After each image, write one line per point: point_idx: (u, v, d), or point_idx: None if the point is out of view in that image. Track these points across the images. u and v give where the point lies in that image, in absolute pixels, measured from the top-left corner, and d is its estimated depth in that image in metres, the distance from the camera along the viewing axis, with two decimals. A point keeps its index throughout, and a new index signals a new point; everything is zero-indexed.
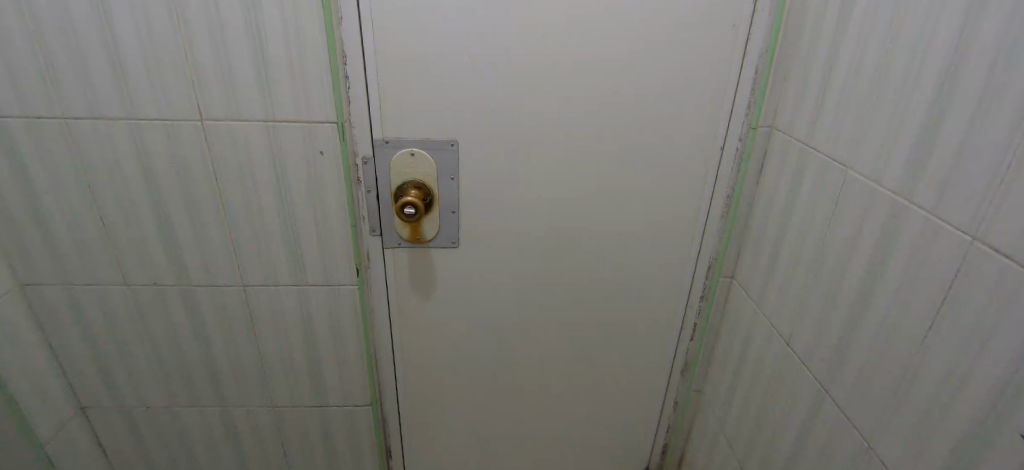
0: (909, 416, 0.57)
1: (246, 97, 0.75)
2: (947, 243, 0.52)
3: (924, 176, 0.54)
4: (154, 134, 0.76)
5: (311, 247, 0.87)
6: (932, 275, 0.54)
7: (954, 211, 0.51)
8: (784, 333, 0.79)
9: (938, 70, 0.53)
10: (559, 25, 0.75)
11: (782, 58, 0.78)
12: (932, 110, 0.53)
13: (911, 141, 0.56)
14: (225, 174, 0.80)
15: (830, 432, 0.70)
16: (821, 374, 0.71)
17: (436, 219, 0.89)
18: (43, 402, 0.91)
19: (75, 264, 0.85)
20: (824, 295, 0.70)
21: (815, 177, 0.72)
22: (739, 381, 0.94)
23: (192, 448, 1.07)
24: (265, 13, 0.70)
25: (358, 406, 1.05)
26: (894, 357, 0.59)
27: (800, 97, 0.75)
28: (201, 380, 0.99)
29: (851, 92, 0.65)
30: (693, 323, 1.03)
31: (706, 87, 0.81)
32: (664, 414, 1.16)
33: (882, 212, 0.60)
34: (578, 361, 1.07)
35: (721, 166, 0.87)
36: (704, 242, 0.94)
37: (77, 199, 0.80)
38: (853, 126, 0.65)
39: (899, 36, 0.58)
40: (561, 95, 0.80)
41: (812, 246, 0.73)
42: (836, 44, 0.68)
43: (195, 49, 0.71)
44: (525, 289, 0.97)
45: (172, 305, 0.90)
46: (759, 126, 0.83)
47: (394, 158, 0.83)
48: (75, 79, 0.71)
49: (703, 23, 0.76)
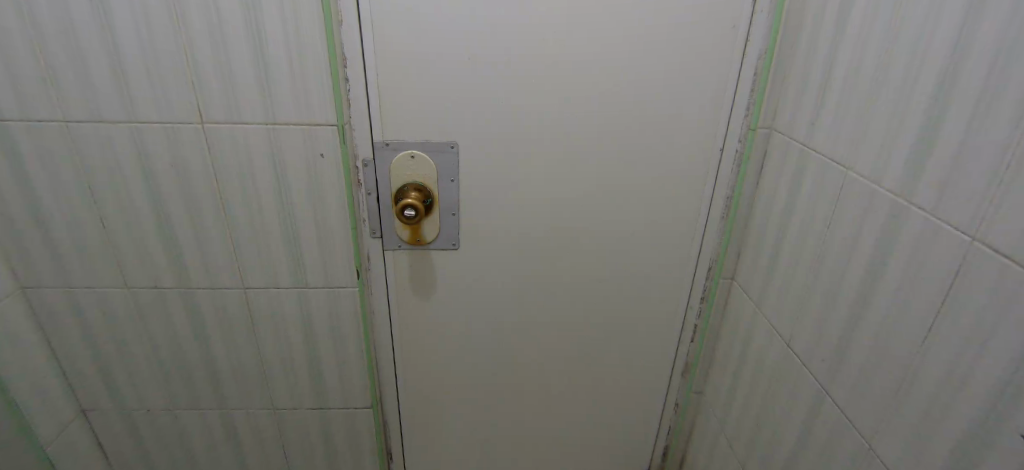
0: (909, 415, 0.57)
1: (246, 99, 0.75)
2: (947, 243, 0.51)
3: (924, 176, 0.54)
4: (154, 135, 0.76)
5: (311, 249, 0.87)
6: (931, 276, 0.53)
7: (954, 211, 0.50)
8: (784, 335, 0.79)
9: (938, 69, 0.52)
10: (559, 26, 0.75)
11: (782, 58, 0.77)
12: (931, 110, 0.53)
13: (910, 142, 0.55)
14: (224, 176, 0.80)
15: (831, 434, 0.69)
16: (821, 376, 0.71)
17: (437, 221, 0.89)
18: (44, 404, 0.92)
19: (76, 266, 0.85)
20: (824, 297, 0.70)
21: (815, 177, 0.71)
22: (739, 381, 0.93)
23: (193, 450, 1.08)
24: (265, 14, 0.69)
25: (358, 408, 1.06)
26: (894, 357, 0.58)
27: (800, 96, 0.74)
28: (202, 381, 0.99)
29: (851, 92, 0.64)
30: (693, 325, 1.02)
31: (706, 88, 0.80)
32: (665, 415, 1.15)
33: (882, 213, 0.59)
34: (577, 362, 1.06)
35: (721, 167, 0.86)
36: (704, 244, 0.93)
37: (78, 202, 0.80)
38: (853, 127, 0.64)
39: (898, 36, 0.57)
40: (561, 96, 0.80)
41: (811, 248, 0.72)
42: (836, 44, 0.67)
43: (195, 51, 0.71)
44: (525, 289, 0.97)
45: (172, 306, 0.91)
46: (758, 128, 0.83)
47: (394, 160, 0.83)
48: (76, 80, 0.72)
49: (702, 24, 0.75)
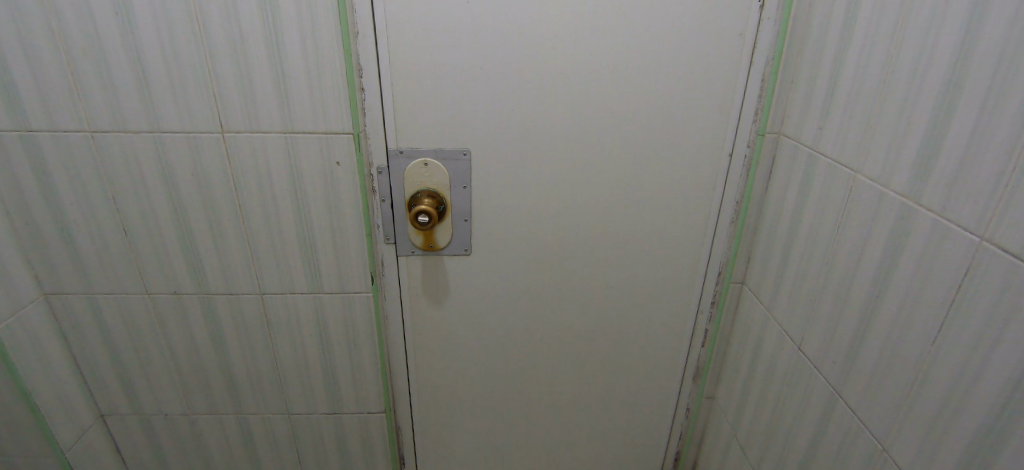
0: (921, 416, 0.57)
1: (266, 108, 0.77)
2: (956, 245, 0.52)
3: (931, 178, 0.54)
4: (176, 145, 0.78)
5: (327, 254, 0.88)
6: (941, 279, 0.54)
7: (962, 214, 0.51)
8: (795, 338, 0.79)
9: (943, 73, 0.53)
10: (568, 35, 0.76)
11: (788, 66, 0.79)
12: (937, 114, 0.54)
13: (917, 145, 0.56)
14: (243, 184, 0.81)
15: (844, 436, 0.70)
16: (833, 378, 0.71)
17: (449, 227, 0.90)
18: (64, 409, 0.93)
19: (98, 273, 0.87)
20: (835, 300, 0.70)
21: (823, 180, 0.72)
22: (752, 385, 0.94)
23: (210, 455, 1.09)
24: (285, 28, 0.72)
25: (371, 413, 1.07)
26: (906, 356, 0.59)
27: (807, 102, 0.76)
28: (218, 386, 1.01)
29: (857, 97, 0.65)
30: (704, 329, 1.03)
31: (714, 94, 0.81)
32: (676, 421, 1.15)
33: (891, 216, 0.60)
34: (589, 368, 1.07)
35: (731, 172, 0.87)
36: (715, 249, 0.94)
37: (101, 210, 0.82)
38: (860, 132, 0.65)
39: (902, 46, 0.58)
40: (571, 103, 0.81)
41: (822, 251, 0.73)
42: (843, 51, 0.68)
43: (216, 61, 0.73)
44: (536, 294, 0.98)
45: (191, 313, 0.92)
46: (766, 134, 0.84)
47: (408, 168, 0.85)
48: (102, 91, 0.74)
49: (711, 33, 0.77)
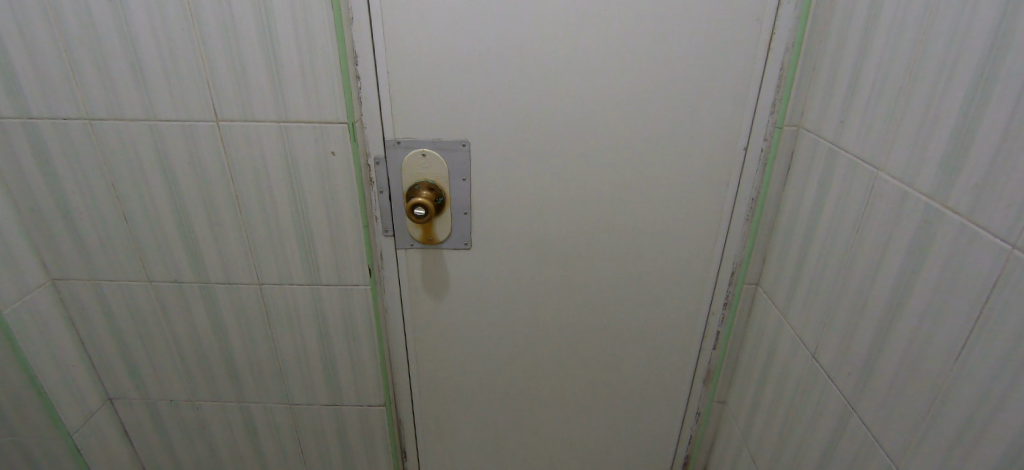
0: (939, 438, 0.52)
1: (259, 95, 0.75)
2: (985, 252, 0.47)
3: (960, 178, 0.49)
4: (172, 134, 0.78)
5: (324, 245, 0.87)
6: (966, 290, 0.49)
7: (993, 219, 0.46)
8: (809, 345, 0.75)
9: (975, 60, 0.47)
10: (570, 20, 0.72)
11: (809, 54, 0.73)
12: (968, 106, 0.48)
13: (945, 141, 0.50)
14: (239, 173, 0.81)
15: (857, 452, 0.65)
16: (848, 390, 0.66)
17: (448, 220, 0.88)
18: (71, 391, 0.95)
19: (101, 260, 0.88)
20: (852, 307, 0.65)
21: (843, 177, 0.67)
22: (764, 391, 0.89)
23: (214, 441, 1.11)
24: (276, 14, 0.70)
25: (372, 406, 1.06)
26: (925, 372, 0.54)
27: (829, 94, 0.70)
28: (221, 373, 1.01)
29: (881, 87, 0.60)
30: (716, 331, 0.98)
31: (727, 83, 0.76)
32: (686, 425, 1.11)
33: (914, 218, 0.55)
34: (594, 366, 1.04)
35: (746, 167, 0.82)
36: (727, 247, 0.89)
37: (102, 197, 0.83)
38: (883, 126, 0.59)
39: (931, 31, 0.52)
40: (574, 92, 0.77)
41: (840, 253, 0.67)
42: (867, 37, 0.62)
43: (208, 47, 0.72)
44: (538, 289, 0.95)
45: (192, 301, 0.93)
46: (784, 126, 0.78)
47: (406, 159, 0.83)
48: (97, 78, 0.74)
49: (725, 17, 0.72)
